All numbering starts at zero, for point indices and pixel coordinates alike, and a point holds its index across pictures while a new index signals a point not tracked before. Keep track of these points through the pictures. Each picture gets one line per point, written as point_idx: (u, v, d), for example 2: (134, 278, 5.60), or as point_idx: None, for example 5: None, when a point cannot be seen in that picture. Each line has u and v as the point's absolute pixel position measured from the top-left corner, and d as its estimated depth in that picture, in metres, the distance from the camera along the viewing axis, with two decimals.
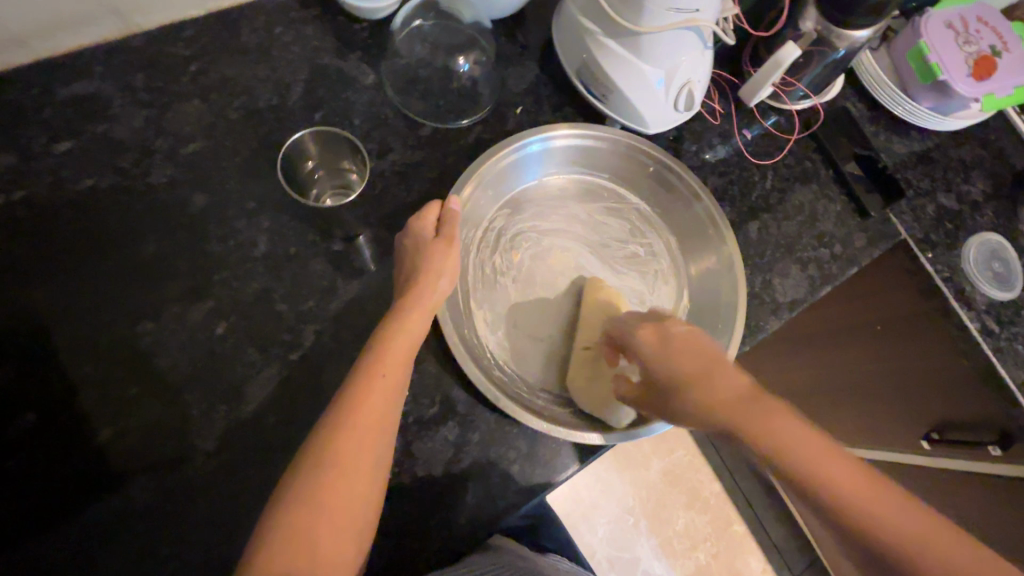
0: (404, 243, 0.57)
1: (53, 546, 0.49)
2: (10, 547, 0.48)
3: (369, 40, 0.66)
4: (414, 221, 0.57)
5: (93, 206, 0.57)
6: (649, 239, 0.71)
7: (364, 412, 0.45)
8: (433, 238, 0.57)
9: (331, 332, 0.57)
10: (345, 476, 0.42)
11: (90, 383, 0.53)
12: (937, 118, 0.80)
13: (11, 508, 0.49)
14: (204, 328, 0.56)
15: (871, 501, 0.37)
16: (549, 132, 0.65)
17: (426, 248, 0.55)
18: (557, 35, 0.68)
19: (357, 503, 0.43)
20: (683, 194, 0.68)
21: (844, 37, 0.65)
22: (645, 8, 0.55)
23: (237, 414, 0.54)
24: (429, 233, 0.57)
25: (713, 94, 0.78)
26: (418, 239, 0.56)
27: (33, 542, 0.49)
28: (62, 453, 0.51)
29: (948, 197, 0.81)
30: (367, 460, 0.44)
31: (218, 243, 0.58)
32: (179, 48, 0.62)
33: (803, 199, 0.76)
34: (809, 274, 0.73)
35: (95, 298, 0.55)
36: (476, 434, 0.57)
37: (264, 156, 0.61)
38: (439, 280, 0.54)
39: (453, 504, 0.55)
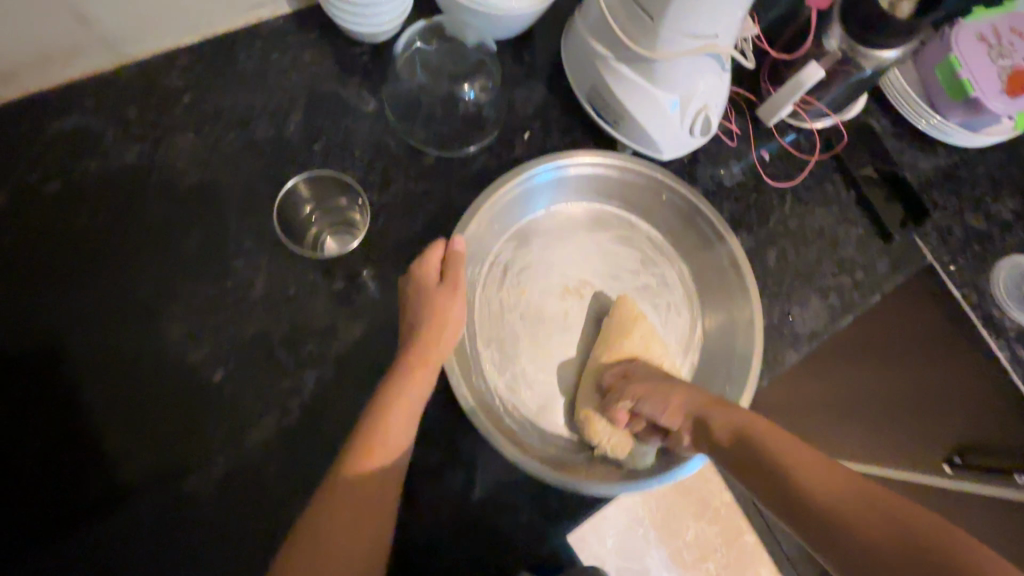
0: (408, 287, 0.55)
1: None
2: None
3: (369, 64, 0.64)
4: (417, 266, 0.55)
5: (87, 246, 0.56)
6: (661, 268, 0.69)
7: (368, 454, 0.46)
8: (439, 282, 0.55)
9: (333, 375, 0.56)
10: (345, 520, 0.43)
11: (88, 430, 0.52)
12: (966, 134, 0.76)
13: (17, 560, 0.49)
14: (202, 373, 0.54)
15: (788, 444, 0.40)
16: (558, 161, 0.63)
17: (431, 298, 0.54)
18: (566, 57, 0.65)
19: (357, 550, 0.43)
20: (697, 222, 0.66)
21: (870, 56, 0.60)
22: (659, 34, 0.52)
23: (236, 463, 0.53)
24: (433, 278, 0.55)
25: (730, 112, 0.74)
26: (422, 284, 0.54)
27: None
28: (62, 500, 0.50)
29: (976, 217, 0.77)
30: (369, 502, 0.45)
31: (216, 284, 0.56)
32: (173, 77, 0.60)
33: (823, 223, 0.73)
34: (829, 302, 0.70)
35: (91, 343, 0.54)
36: (483, 482, 0.55)
37: (262, 190, 0.59)
38: (444, 331, 0.53)
39: (459, 557, 0.53)
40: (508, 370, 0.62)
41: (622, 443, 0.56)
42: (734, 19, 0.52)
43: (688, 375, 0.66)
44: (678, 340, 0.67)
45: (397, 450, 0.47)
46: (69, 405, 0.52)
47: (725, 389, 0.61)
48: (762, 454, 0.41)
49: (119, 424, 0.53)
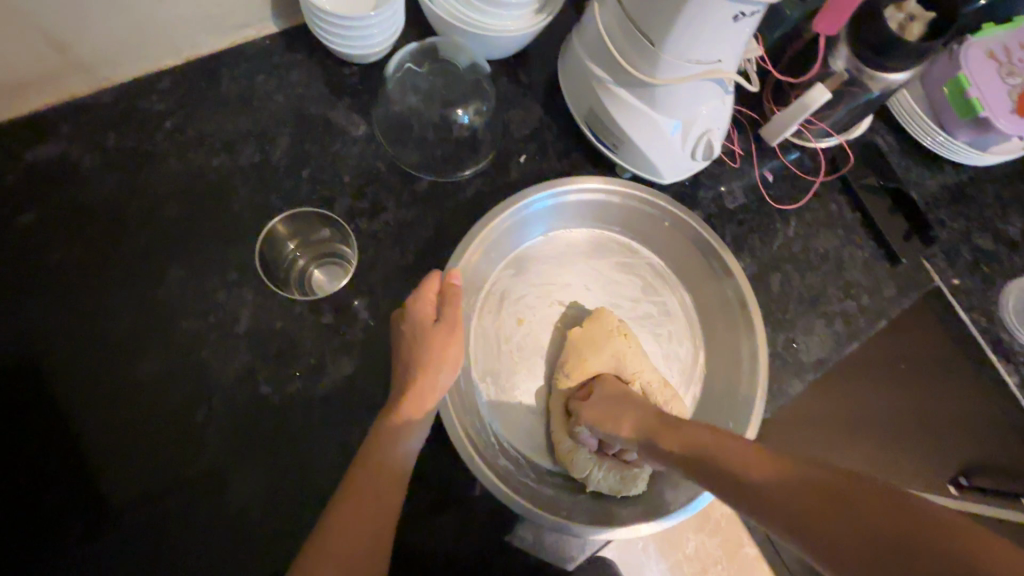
0: (400, 324, 0.52)
1: None
2: None
3: (359, 86, 0.61)
4: (410, 303, 0.53)
5: (63, 280, 0.53)
6: (663, 295, 0.67)
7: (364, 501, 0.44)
8: (434, 322, 0.52)
9: (321, 414, 0.53)
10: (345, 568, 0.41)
11: (61, 477, 0.50)
12: (974, 153, 0.74)
13: None
14: (184, 413, 0.52)
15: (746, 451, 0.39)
16: (558, 188, 0.61)
17: (427, 337, 0.51)
18: (564, 77, 0.62)
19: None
20: (700, 249, 0.64)
21: (879, 79, 0.58)
22: (661, 59, 0.50)
23: (220, 506, 0.51)
24: (429, 316, 0.52)
25: (732, 132, 0.72)
26: (416, 324, 0.52)
27: None
28: (34, 553, 0.48)
29: (984, 237, 0.75)
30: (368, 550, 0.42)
31: (199, 318, 0.54)
32: (153, 101, 0.58)
33: (828, 246, 0.71)
34: (835, 328, 0.68)
35: (67, 381, 0.52)
36: (478, 525, 0.53)
37: (247, 218, 0.57)
38: (439, 372, 0.51)
39: None
40: (505, 405, 0.60)
41: (612, 472, 0.55)
42: (738, 44, 0.49)
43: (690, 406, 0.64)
44: (680, 372, 0.65)
45: (390, 498, 0.45)
46: (42, 450, 0.50)
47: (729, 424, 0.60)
48: (728, 462, 0.39)
49: (95, 469, 0.50)
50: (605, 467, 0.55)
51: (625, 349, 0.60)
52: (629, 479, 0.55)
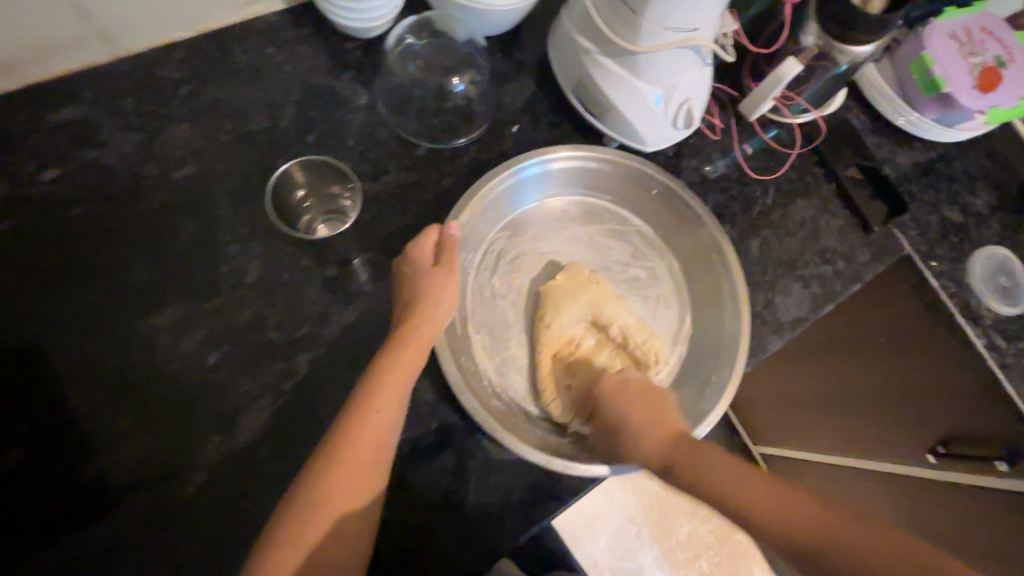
0: (403, 267, 0.57)
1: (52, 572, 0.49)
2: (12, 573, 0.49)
3: (362, 59, 0.65)
4: (413, 248, 0.57)
5: (82, 234, 0.57)
6: (652, 262, 0.70)
7: (363, 437, 0.48)
8: (434, 264, 0.57)
9: (326, 359, 0.57)
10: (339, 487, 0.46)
11: (83, 411, 0.53)
12: (942, 129, 0.78)
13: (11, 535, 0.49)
14: (196, 358, 0.55)
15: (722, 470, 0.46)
16: (548, 154, 0.65)
17: (429, 275, 0.56)
18: (553, 52, 0.67)
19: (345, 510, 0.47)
20: (688, 220, 0.68)
21: (845, 52, 0.62)
22: (642, 28, 0.55)
23: (230, 444, 0.54)
24: (429, 261, 0.57)
25: (713, 108, 0.76)
26: (417, 265, 0.56)
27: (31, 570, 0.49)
28: (50, 485, 0.51)
29: (953, 209, 0.79)
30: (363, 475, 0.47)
31: (211, 270, 0.58)
32: (168, 70, 0.62)
33: (804, 214, 0.75)
34: (811, 291, 0.72)
35: (86, 327, 0.55)
36: (474, 464, 0.56)
37: (256, 179, 0.61)
38: (438, 306, 0.55)
39: (450, 534, 0.54)
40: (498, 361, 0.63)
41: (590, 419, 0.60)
42: (713, 13, 0.54)
43: (676, 367, 0.67)
44: (668, 332, 0.68)
45: (385, 428, 0.49)
46: (61, 390, 0.53)
47: (713, 373, 0.63)
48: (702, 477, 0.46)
49: (116, 405, 0.53)
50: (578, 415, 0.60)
51: (601, 295, 0.64)
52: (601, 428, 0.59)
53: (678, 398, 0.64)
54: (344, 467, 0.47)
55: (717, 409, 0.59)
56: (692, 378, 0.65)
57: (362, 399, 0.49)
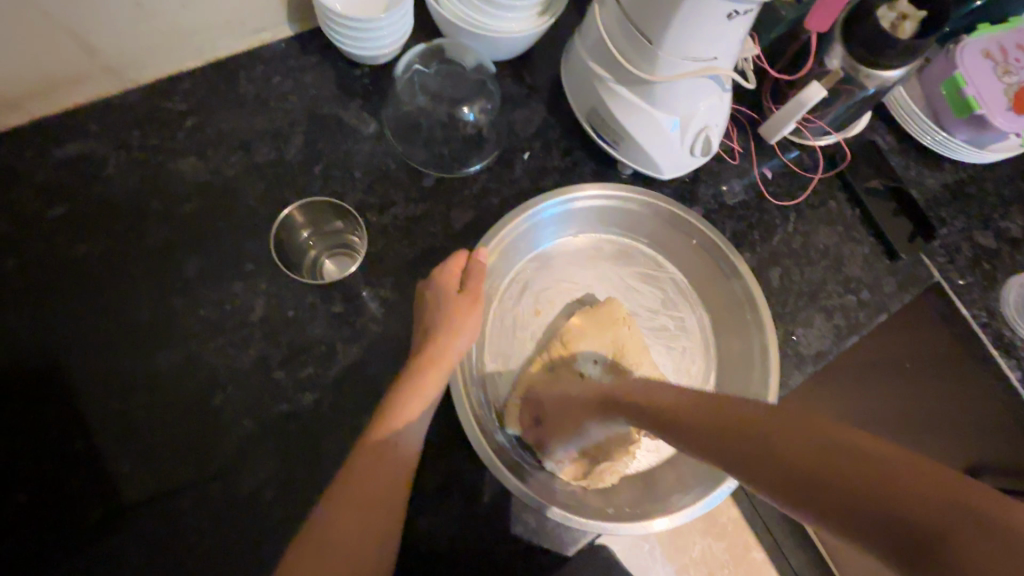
0: (429, 290, 0.55)
1: None
2: None
3: (370, 87, 0.64)
4: (438, 272, 0.56)
5: (89, 269, 0.56)
6: (681, 311, 0.68)
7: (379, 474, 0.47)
8: (458, 293, 0.56)
9: (332, 399, 0.56)
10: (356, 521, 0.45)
11: (88, 454, 0.52)
12: (973, 151, 0.75)
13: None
14: (200, 397, 0.54)
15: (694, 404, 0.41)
16: (574, 192, 0.62)
17: (452, 304, 0.55)
18: (565, 77, 0.65)
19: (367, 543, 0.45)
20: (722, 274, 0.65)
21: (874, 76, 0.60)
22: (659, 57, 0.52)
23: (235, 485, 0.53)
24: (455, 286, 0.56)
25: (731, 130, 0.73)
26: (442, 292, 0.55)
27: None
28: (54, 528, 0.50)
29: (985, 234, 0.76)
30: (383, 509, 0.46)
31: (216, 306, 0.57)
32: (174, 102, 0.61)
33: (827, 241, 0.72)
34: (834, 322, 0.69)
35: (91, 365, 0.54)
36: (482, 508, 0.55)
37: (261, 212, 0.59)
38: (457, 339, 0.54)
39: None
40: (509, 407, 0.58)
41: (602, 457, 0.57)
42: (734, 41, 0.51)
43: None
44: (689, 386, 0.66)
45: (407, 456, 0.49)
46: (67, 431, 0.52)
47: None
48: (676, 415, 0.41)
49: (120, 447, 0.53)
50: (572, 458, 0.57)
51: (628, 339, 0.62)
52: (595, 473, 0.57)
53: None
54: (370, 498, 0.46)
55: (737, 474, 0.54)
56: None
57: (385, 426, 0.49)
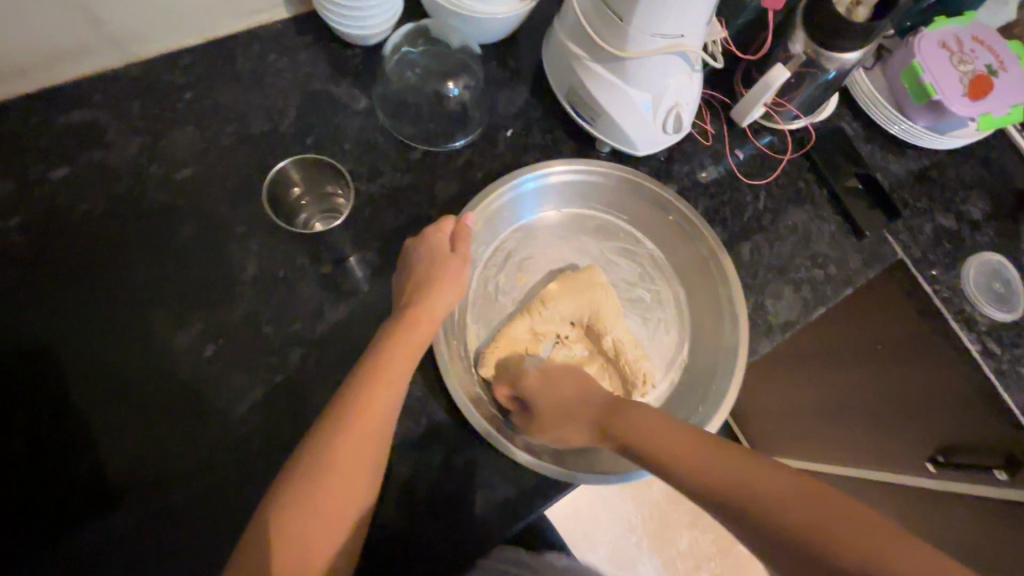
0: (417, 250, 0.58)
1: (51, 555, 0.50)
2: (12, 554, 0.50)
3: (361, 66, 0.68)
4: (429, 234, 0.59)
5: (89, 230, 0.59)
6: (658, 285, 0.71)
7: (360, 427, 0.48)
8: (448, 253, 0.58)
9: (319, 355, 0.58)
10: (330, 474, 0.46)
11: (84, 401, 0.54)
12: (934, 137, 0.79)
13: (14, 517, 0.51)
14: (192, 352, 0.57)
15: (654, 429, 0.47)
16: (550, 166, 0.66)
17: (441, 262, 0.57)
18: (546, 59, 0.69)
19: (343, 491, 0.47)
20: (697, 249, 0.67)
21: (833, 59, 0.64)
22: (630, 34, 0.56)
23: (223, 436, 0.55)
24: (444, 248, 0.58)
25: (705, 115, 0.77)
26: (432, 251, 0.58)
27: (32, 553, 0.50)
28: (46, 475, 0.52)
29: (947, 216, 0.79)
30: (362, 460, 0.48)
31: (210, 267, 0.59)
32: (175, 76, 0.64)
33: (796, 220, 0.76)
34: (802, 295, 0.72)
35: (89, 320, 0.57)
36: (461, 458, 0.57)
37: (255, 180, 0.63)
38: (446, 295, 0.57)
39: (436, 526, 0.54)
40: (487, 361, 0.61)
41: None
42: (699, 21, 0.56)
43: (666, 392, 0.66)
44: (662, 356, 0.68)
45: (389, 407, 0.50)
46: (63, 383, 0.55)
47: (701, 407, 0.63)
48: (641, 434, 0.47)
49: (116, 396, 0.55)
50: None
51: (605, 304, 0.64)
52: None
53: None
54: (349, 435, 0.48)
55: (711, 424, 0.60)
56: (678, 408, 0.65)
57: (373, 376, 0.50)
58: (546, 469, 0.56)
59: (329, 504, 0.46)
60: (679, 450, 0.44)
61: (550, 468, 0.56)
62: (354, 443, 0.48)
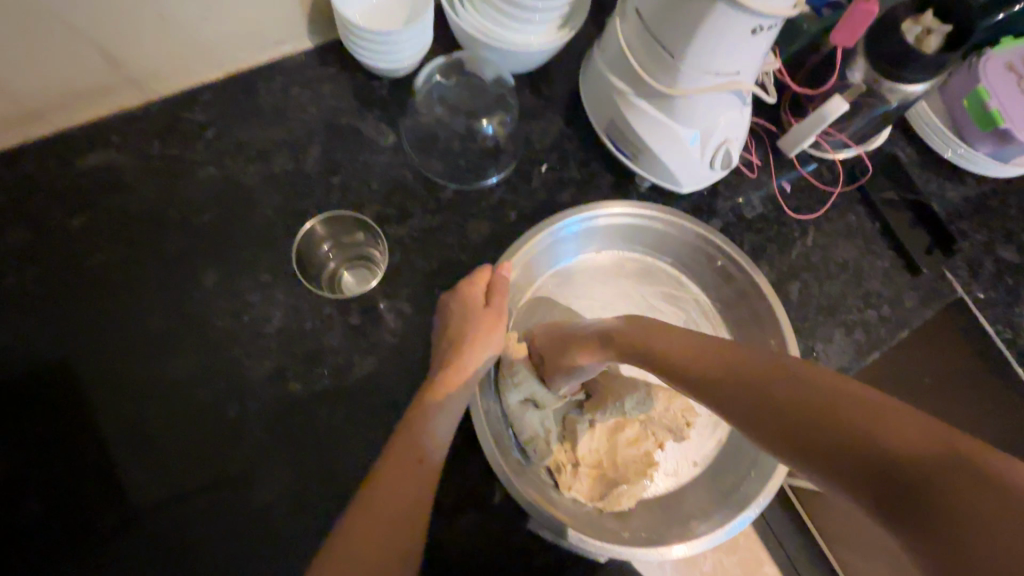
0: (451, 304, 0.55)
1: None
2: None
3: (388, 98, 0.64)
4: (462, 284, 0.56)
5: (107, 278, 0.56)
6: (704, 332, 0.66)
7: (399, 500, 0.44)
8: (482, 305, 0.55)
9: (347, 412, 0.55)
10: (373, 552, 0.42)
11: (105, 462, 0.52)
12: (996, 165, 0.74)
13: None
14: (216, 408, 0.54)
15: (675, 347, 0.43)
16: (592, 211, 0.61)
17: (475, 315, 0.54)
18: (584, 90, 0.65)
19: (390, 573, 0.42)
20: (750, 300, 0.62)
21: (897, 90, 0.59)
22: (681, 71, 0.52)
23: (250, 497, 0.52)
24: (479, 299, 0.55)
25: (750, 144, 0.73)
26: (466, 304, 0.55)
27: None
28: (65, 542, 0.50)
29: (1009, 249, 0.74)
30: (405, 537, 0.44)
31: (233, 318, 0.57)
32: (195, 113, 0.61)
33: (847, 256, 0.71)
34: (854, 338, 0.68)
35: (107, 375, 0.54)
36: (499, 523, 0.54)
37: (279, 222, 0.60)
38: (483, 349, 0.53)
39: None
40: (510, 384, 0.57)
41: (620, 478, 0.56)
42: (757, 56, 0.51)
43: (715, 451, 0.61)
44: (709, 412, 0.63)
45: (422, 478, 0.46)
46: (79, 444, 0.52)
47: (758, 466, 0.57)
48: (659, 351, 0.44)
49: (136, 457, 0.52)
50: (586, 477, 0.55)
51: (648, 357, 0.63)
52: (613, 496, 0.55)
53: (712, 491, 0.58)
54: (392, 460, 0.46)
55: (761, 498, 0.53)
56: (731, 468, 0.59)
57: (406, 445, 0.47)
58: (591, 542, 0.50)
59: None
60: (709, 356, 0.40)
61: (596, 542, 0.51)
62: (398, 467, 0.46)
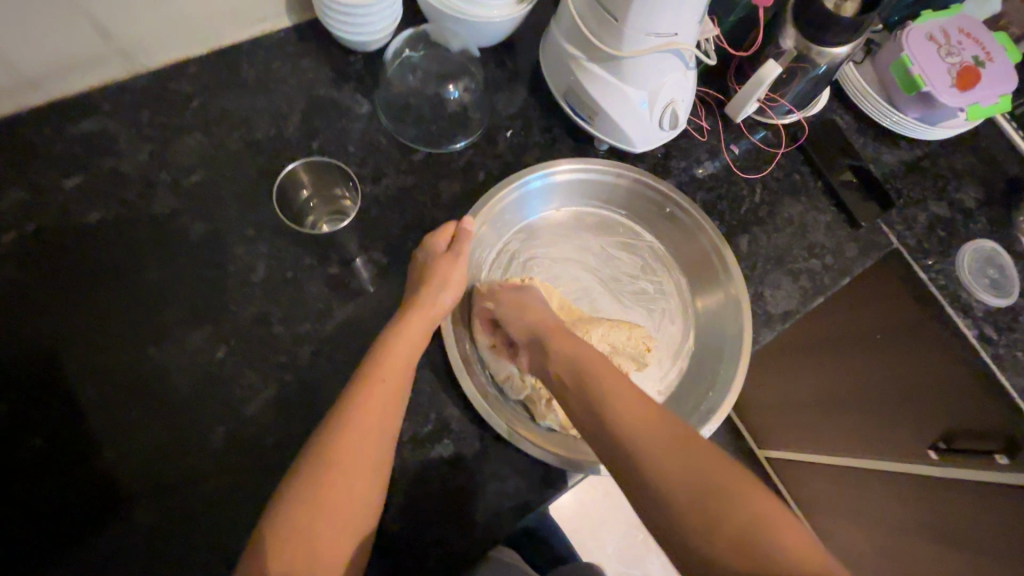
0: (417, 256, 0.60)
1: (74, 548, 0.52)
2: (34, 550, 0.51)
3: (362, 71, 0.69)
4: (429, 235, 0.61)
5: (101, 235, 0.60)
6: (662, 277, 0.72)
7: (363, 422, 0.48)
8: (445, 252, 0.60)
9: (328, 353, 0.59)
10: (342, 475, 0.46)
11: (101, 400, 0.56)
12: (925, 128, 0.80)
13: (36, 513, 0.52)
14: (205, 352, 0.58)
15: (641, 420, 0.47)
16: (551, 168, 0.67)
17: (439, 260, 0.59)
18: (545, 60, 0.70)
19: (357, 499, 0.47)
20: (697, 240, 0.68)
21: (824, 53, 0.66)
22: (624, 33, 0.58)
23: (237, 431, 0.56)
24: (442, 248, 0.61)
25: (700, 110, 0.79)
26: (431, 252, 0.60)
27: (54, 548, 0.51)
28: (55, 495, 0.53)
29: (940, 204, 0.80)
30: (366, 459, 0.48)
31: (220, 270, 0.61)
32: (182, 84, 0.66)
33: (792, 212, 0.77)
34: (800, 284, 0.73)
35: (102, 322, 0.58)
36: (471, 449, 0.58)
37: (261, 183, 0.64)
38: (443, 295, 0.58)
39: (461, 510, 0.56)
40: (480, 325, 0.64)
41: None
42: (692, 19, 0.57)
43: (675, 379, 0.67)
44: (669, 345, 0.69)
45: (387, 411, 0.50)
46: (69, 394, 0.56)
47: (711, 389, 0.63)
48: (624, 424, 0.48)
49: (130, 395, 0.56)
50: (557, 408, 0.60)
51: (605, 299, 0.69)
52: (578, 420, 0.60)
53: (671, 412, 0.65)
54: (339, 469, 0.47)
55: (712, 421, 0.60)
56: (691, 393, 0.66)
57: (373, 375, 0.51)
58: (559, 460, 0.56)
59: (348, 491, 0.46)
60: (668, 438, 0.45)
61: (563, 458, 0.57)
62: (345, 479, 0.47)
